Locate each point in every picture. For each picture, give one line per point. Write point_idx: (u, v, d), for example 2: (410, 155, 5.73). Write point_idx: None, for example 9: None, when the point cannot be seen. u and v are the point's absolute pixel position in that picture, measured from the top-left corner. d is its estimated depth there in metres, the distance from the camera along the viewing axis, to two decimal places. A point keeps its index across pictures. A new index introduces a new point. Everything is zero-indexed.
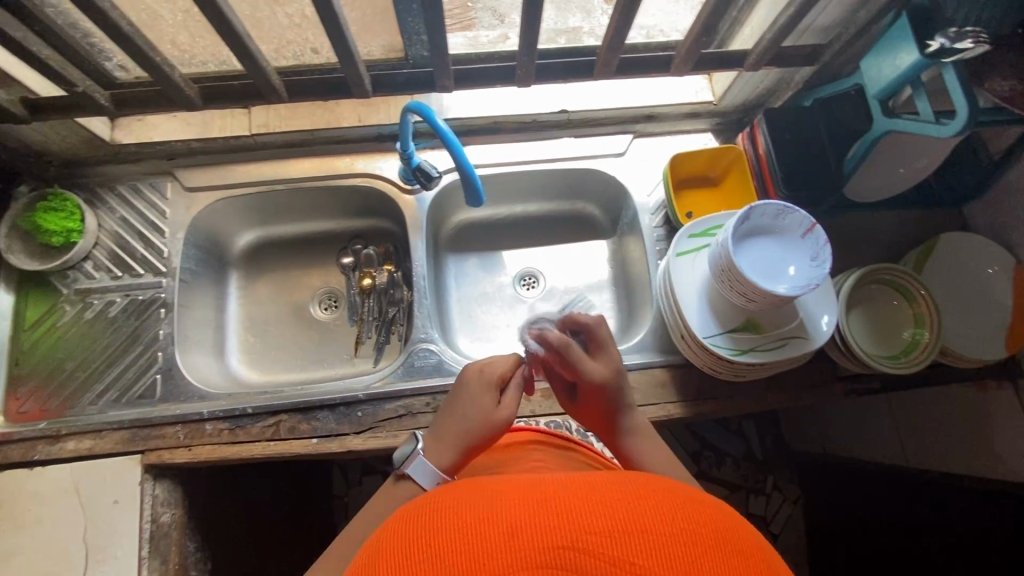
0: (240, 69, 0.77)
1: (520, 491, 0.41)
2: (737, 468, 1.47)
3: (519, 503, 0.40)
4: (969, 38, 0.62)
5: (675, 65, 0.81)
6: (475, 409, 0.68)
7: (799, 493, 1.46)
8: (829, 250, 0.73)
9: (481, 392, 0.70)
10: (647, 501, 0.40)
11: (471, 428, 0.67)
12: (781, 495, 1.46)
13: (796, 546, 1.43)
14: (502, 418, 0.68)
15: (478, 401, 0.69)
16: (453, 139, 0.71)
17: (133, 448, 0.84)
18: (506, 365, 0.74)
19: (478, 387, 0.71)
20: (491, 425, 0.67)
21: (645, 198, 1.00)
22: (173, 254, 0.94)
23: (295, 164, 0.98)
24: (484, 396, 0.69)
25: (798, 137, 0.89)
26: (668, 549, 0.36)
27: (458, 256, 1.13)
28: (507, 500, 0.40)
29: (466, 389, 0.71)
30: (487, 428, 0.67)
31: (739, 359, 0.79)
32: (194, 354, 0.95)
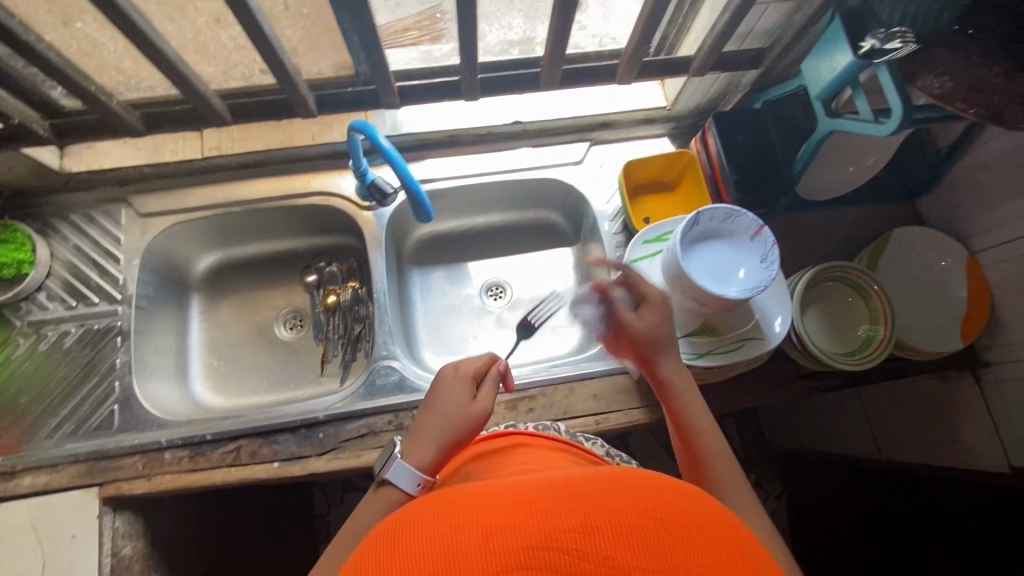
0: (178, 94, 0.77)
1: (488, 494, 0.39)
2: None
3: (488, 506, 0.37)
4: (897, 38, 0.64)
5: (621, 73, 0.82)
6: (451, 407, 0.64)
7: (782, 489, 1.42)
8: (777, 251, 0.74)
9: (456, 389, 0.66)
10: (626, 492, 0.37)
11: (447, 427, 0.63)
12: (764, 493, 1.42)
13: None
14: (480, 413, 0.64)
15: (453, 398, 0.64)
16: (396, 157, 0.72)
17: (90, 481, 0.82)
18: (480, 360, 0.69)
19: (452, 383, 0.66)
20: (468, 422, 0.64)
21: (604, 205, 1.00)
22: (127, 281, 0.93)
23: (251, 184, 0.97)
24: (457, 391, 0.65)
25: (749, 139, 0.90)
26: (646, 541, 0.34)
27: (423, 269, 1.12)
28: (474, 506, 0.38)
29: (441, 387, 0.67)
30: (462, 425, 0.63)
31: (696, 363, 0.79)
32: (154, 381, 0.94)
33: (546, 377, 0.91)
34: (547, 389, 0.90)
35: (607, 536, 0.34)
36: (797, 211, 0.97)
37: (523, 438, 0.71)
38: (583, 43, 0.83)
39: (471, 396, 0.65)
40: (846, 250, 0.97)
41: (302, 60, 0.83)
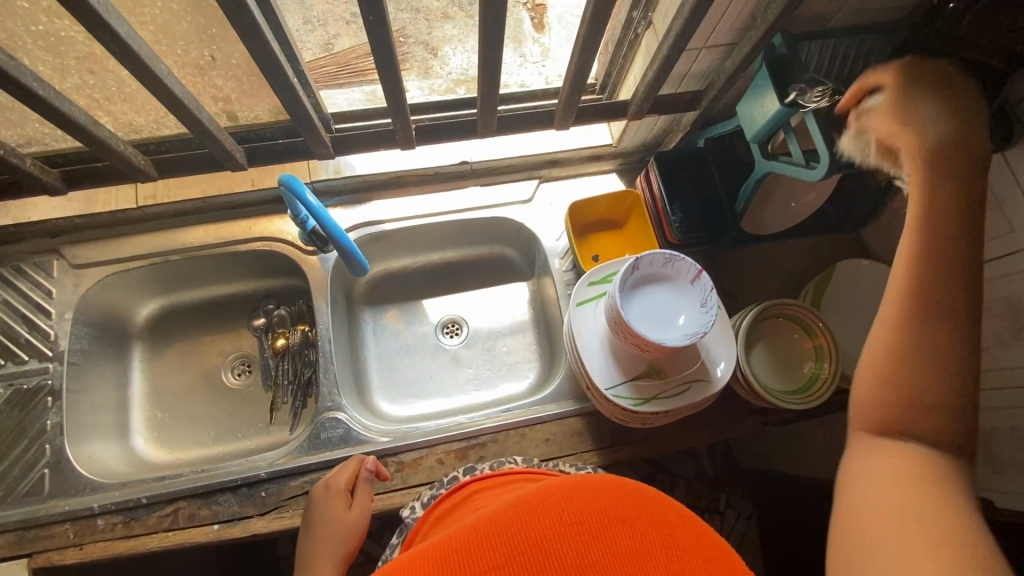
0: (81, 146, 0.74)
1: (421, 558, 0.39)
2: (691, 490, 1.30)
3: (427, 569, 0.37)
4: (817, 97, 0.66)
5: (559, 118, 0.82)
6: (333, 519, 0.74)
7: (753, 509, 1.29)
8: (716, 297, 0.74)
9: (330, 504, 0.76)
10: (557, 511, 0.39)
11: (337, 540, 0.72)
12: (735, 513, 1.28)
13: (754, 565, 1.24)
14: (359, 516, 0.75)
15: (328, 514, 0.74)
16: (322, 210, 0.70)
17: (19, 552, 0.79)
18: (347, 469, 0.80)
19: (327, 500, 0.76)
20: (354, 526, 0.74)
21: (554, 242, 0.99)
22: (60, 336, 0.89)
23: (190, 231, 0.95)
24: (336, 504, 0.75)
25: (690, 179, 0.90)
26: (564, 548, 0.37)
27: (376, 309, 1.11)
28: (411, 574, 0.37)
29: (319, 509, 0.76)
30: (349, 533, 0.73)
31: (643, 409, 0.78)
32: (89, 440, 0.90)
33: (497, 423, 0.89)
34: (498, 435, 0.88)
35: (549, 558, 0.37)
36: (743, 246, 0.97)
37: (469, 486, 0.68)
38: (534, 80, 0.87)
39: (347, 505, 0.75)
40: (794, 283, 0.97)
41: (236, 108, 0.81)
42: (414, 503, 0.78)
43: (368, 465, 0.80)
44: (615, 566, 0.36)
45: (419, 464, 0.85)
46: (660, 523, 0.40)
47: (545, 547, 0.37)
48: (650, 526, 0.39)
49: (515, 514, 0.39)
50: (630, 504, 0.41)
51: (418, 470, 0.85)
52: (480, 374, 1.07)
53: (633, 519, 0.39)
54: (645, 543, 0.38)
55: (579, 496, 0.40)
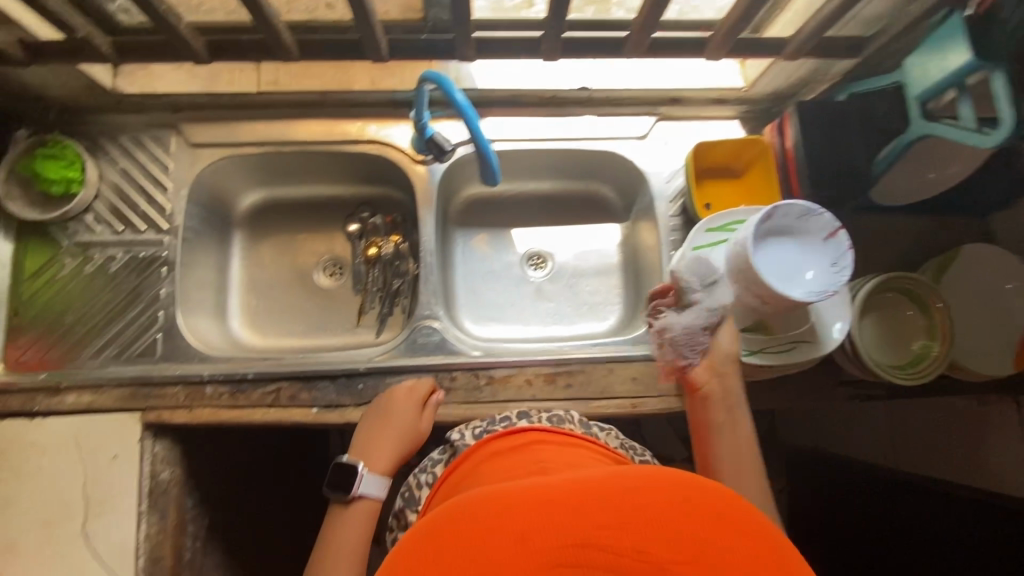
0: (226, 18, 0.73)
1: (475, 503, 0.41)
2: None
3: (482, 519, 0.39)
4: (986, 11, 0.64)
5: (710, 50, 0.75)
6: (403, 422, 0.80)
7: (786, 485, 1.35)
8: (851, 257, 0.72)
9: (403, 409, 0.81)
10: (606, 490, 0.40)
11: (400, 442, 0.79)
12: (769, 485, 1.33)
13: None
14: (424, 427, 0.81)
15: (402, 417, 0.80)
16: (470, 112, 0.72)
17: (133, 406, 0.84)
18: (423, 385, 0.85)
19: (402, 403, 0.81)
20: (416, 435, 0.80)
21: (664, 184, 0.97)
22: (175, 211, 0.92)
23: (303, 126, 0.94)
24: (409, 411, 0.80)
25: (828, 134, 0.85)
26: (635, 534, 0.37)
27: (467, 231, 1.11)
28: (462, 526, 0.39)
29: (389, 409, 0.81)
30: (413, 437, 0.80)
31: (748, 361, 0.77)
32: (196, 316, 0.94)
33: (588, 354, 0.89)
34: (587, 366, 0.88)
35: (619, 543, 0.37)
36: (862, 214, 0.93)
37: (546, 434, 0.67)
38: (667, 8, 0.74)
39: (418, 417, 0.80)
40: (908, 260, 0.93)
41: None
42: (464, 429, 0.80)
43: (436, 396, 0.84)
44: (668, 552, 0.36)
45: (508, 381, 0.87)
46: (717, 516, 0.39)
47: (593, 518, 0.38)
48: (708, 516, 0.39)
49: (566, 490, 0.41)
50: (688, 493, 0.40)
51: (507, 386, 0.87)
52: (561, 309, 1.08)
53: (686, 507, 0.39)
54: (698, 531, 0.38)
55: (633, 487, 0.40)
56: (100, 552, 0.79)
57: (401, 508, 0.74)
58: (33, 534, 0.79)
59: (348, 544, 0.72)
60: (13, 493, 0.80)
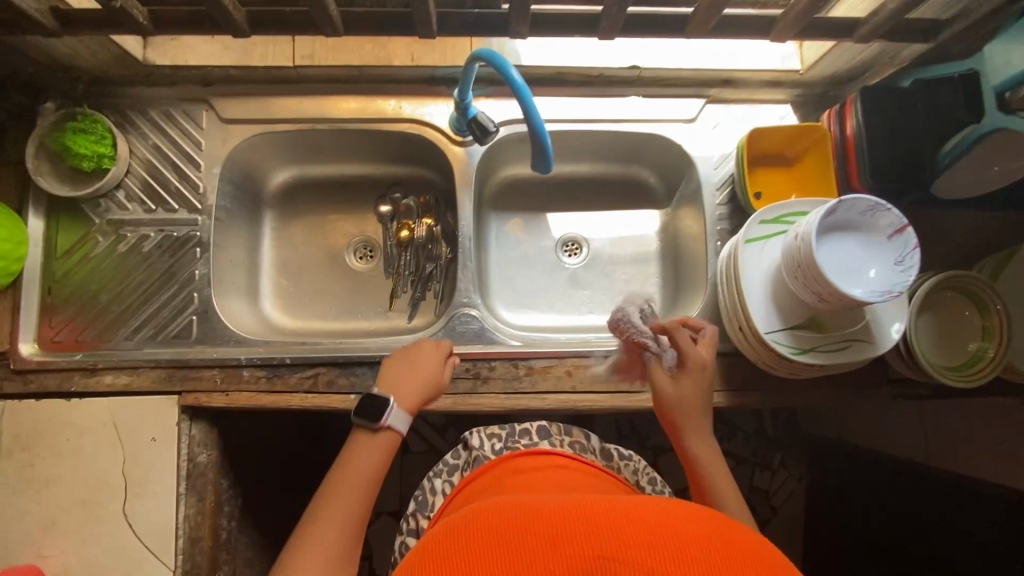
0: None
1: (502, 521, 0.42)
2: (748, 442, 1.49)
3: (507, 532, 0.40)
4: None
5: (778, 31, 0.70)
6: (432, 370, 0.78)
7: (804, 471, 1.47)
8: (918, 256, 0.68)
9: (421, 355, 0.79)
10: (631, 513, 0.41)
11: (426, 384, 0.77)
12: (785, 472, 1.48)
13: (793, 518, 1.46)
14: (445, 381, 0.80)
15: (431, 364, 0.79)
16: (525, 90, 0.70)
17: (170, 388, 0.83)
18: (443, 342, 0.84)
19: (432, 350, 0.80)
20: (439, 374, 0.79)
21: (712, 170, 0.93)
22: (208, 190, 0.89)
23: (338, 102, 0.91)
24: (438, 360, 0.80)
25: (892, 123, 0.81)
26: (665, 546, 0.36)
27: (502, 215, 1.08)
28: (491, 537, 0.40)
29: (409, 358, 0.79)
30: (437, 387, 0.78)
31: (800, 359, 0.75)
32: (230, 298, 0.93)
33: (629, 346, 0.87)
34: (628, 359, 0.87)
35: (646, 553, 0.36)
36: (918, 207, 0.90)
37: (561, 458, 0.70)
38: None
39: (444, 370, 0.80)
40: (964, 257, 0.90)
41: None
42: (484, 435, 0.79)
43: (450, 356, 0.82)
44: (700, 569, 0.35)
45: (548, 372, 0.85)
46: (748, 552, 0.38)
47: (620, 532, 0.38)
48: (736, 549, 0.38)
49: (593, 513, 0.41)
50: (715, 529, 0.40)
51: (547, 377, 0.85)
52: (596, 297, 1.05)
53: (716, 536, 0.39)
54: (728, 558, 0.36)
55: (657, 515, 0.40)
56: (141, 532, 0.80)
57: (415, 511, 0.74)
58: (74, 512, 0.80)
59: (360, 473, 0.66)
60: (54, 471, 0.80)
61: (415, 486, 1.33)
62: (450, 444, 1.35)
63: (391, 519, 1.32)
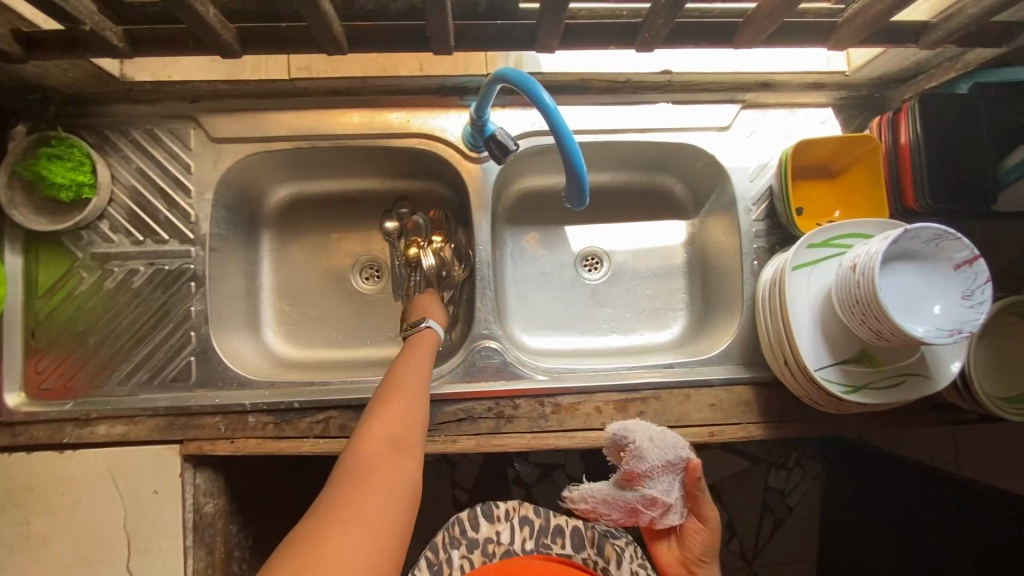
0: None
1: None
2: (767, 446, 1.41)
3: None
4: None
5: (839, 38, 0.62)
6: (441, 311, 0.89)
7: (821, 471, 1.42)
8: (988, 291, 0.62)
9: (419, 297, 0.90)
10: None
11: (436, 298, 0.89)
12: (802, 471, 1.41)
13: (812, 520, 1.40)
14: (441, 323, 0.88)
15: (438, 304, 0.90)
16: (556, 113, 0.62)
17: (170, 437, 0.77)
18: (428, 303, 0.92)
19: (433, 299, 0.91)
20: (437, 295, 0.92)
21: (747, 183, 0.86)
22: (200, 217, 0.82)
23: (340, 116, 0.83)
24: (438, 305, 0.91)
25: (954, 133, 0.73)
26: None
27: (517, 229, 1.01)
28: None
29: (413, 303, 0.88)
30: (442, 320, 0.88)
31: (853, 398, 0.70)
32: (229, 333, 0.86)
33: (663, 379, 0.81)
34: (661, 391, 0.81)
35: None
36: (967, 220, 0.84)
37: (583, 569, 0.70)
38: None
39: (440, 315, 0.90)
40: None
41: None
42: (514, 527, 0.75)
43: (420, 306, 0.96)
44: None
45: (576, 409, 0.79)
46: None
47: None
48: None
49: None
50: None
51: (574, 415, 0.79)
52: (620, 316, 0.99)
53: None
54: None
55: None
56: None
57: None
58: (75, 572, 0.74)
59: (416, 376, 0.70)
60: (51, 530, 0.75)
61: (427, 503, 1.29)
62: (464, 459, 1.30)
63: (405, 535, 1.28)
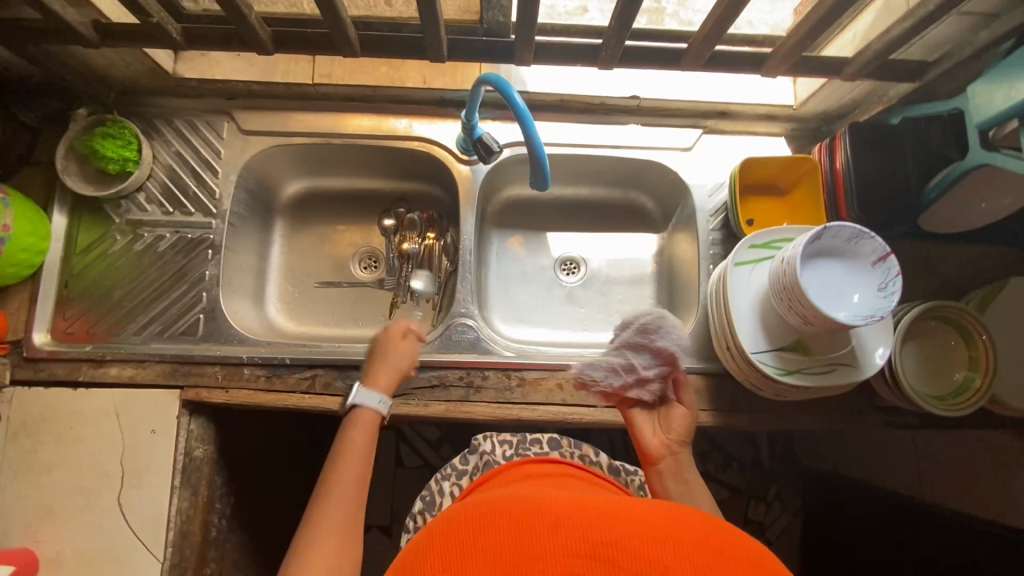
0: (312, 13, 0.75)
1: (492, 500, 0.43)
2: (743, 472, 1.44)
3: (500, 504, 0.42)
4: None
5: (769, 65, 0.75)
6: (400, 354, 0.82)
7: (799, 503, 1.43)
8: (899, 283, 0.70)
9: (387, 336, 0.84)
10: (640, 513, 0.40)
11: (394, 360, 0.81)
12: (781, 504, 1.43)
13: (788, 551, 1.40)
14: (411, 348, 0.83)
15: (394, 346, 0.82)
16: (527, 115, 0.74)
17: (173, 383, 0.85)
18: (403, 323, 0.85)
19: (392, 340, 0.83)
20: (407, 351, 0.82)
21: (706, 198, 0.97)
22: (224, 196, 0.94)
23: (352, 119, 0.96)
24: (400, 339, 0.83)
25: (881, 157, 0.84)
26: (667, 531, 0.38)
27: (503, 232, 1.11)
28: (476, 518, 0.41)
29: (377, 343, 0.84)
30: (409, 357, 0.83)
31: (785, 380, 0.77)
32: (236, 299, 0.96)
33: None
34: None
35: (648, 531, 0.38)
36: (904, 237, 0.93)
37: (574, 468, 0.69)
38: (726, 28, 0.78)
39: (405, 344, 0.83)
40: (955, 288, 0.91)
41: None
42: (490, 435, 0.83)
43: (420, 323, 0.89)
44: (705, 552, 0.37)
45: (539, 384, 0.87)
46: (746, 561, 0.37)
47: (625, 524, 0.38)
48: (743, 557, 0.37)
49: (591, 503, 0.42)
50: (713, 535, 0.39)
51: (538, 389, 0.87)
52: (592, 317, 1.07)
53: (710, 542, 0.38)
54: (727, 563, 0.36)
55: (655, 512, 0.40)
56: (134, 523, 0.81)
57: (420, 511, 0.76)
58: (70, 499, 0.82)
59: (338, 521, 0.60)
60: (55, 459, 0.82)
61: (406, 502, 1.33)
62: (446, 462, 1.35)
63: (382, 535, 1.31)
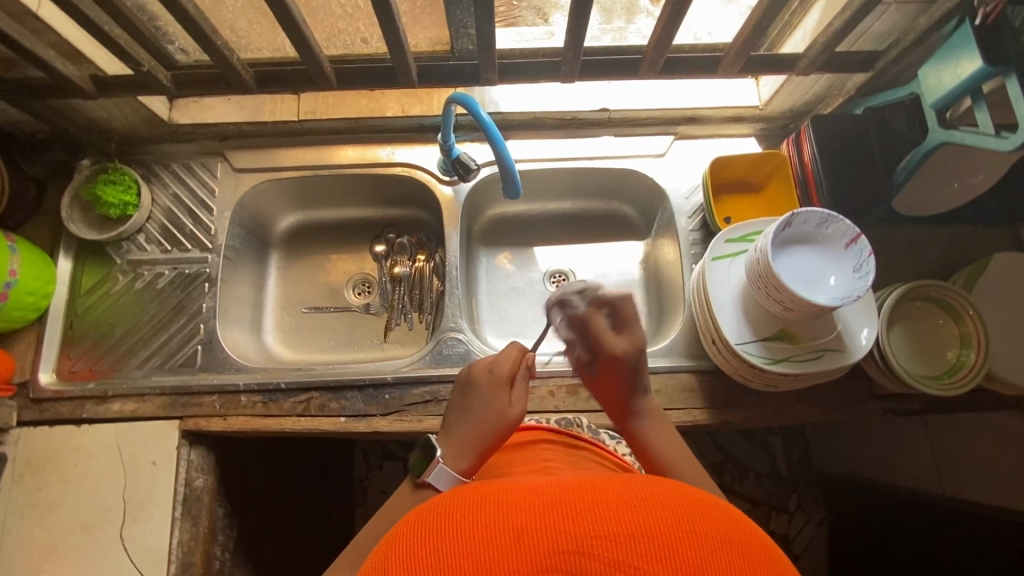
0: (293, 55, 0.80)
1: (433, 513, 0.36)
2: (761, 484, 1.40)
3: (441, 518, 0.35)
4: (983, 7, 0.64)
5: (722, 66, 0.79)
6: (492, 412, 0.61)
7: (824, 514, 1.38)
8: (874, 261, 0.70)
9: (490, 393, 0.62)
10: (601, 492, 0.35)
11: (488, 434, 0.60)
12: (804, 515, 1.38)
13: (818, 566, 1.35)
14: (517, 415, 0.62)
15: (493, 401, 0.62)
16: (495, 131, 0.77)
17: (172, 414, 0.87)
18: (511, 359, 0.67)
19: (490, 389, 0.63)
20: (507, 426, 0.60)
21: (683, 200, 0.99)
22: (219, 231, 0.98)
23: (338, 150, 1.01)
24: (498, 392, 0.62)
25: (849, 145, 0.85)
26: (649, 536, 0.32)
27: (491, 249, 1.14)
28: (418, 540, 0.34)
29: (473, 390, 0.63)
30: (507, 428, 0.61)
31: (773, 368, 0.77)
32: (233, 328, 0.99)
33: None
34: None
35: (624, 537, 0.32)
36: (885, 224, 0.93)
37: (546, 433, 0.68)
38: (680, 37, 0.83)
39: (508, 400, 0.62)
40: (941, 271, 0.91)
41: None
42: None
43: (527, 360, 0.69)
44: (678, 535, 0.32)
45: (531, 392, 0.87)
46: (720, 527, 0.33)
47: (585, 517, 0.33)
48: (715, 520, 0.33)
49: (544, 490, 0.36)
50: (681, 501, 0.34)
51: (531, 398, 0.87)
52: None
53: (679, 510, 0.33)
54: (705, 541, 0.32)
55: (622, 490, 0.35)
56: (135, 556, 0.82)
57: None
58: (73, 536, 0.82)
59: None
60: (58, 496, 0.84)
61: None
62: None
63: None
